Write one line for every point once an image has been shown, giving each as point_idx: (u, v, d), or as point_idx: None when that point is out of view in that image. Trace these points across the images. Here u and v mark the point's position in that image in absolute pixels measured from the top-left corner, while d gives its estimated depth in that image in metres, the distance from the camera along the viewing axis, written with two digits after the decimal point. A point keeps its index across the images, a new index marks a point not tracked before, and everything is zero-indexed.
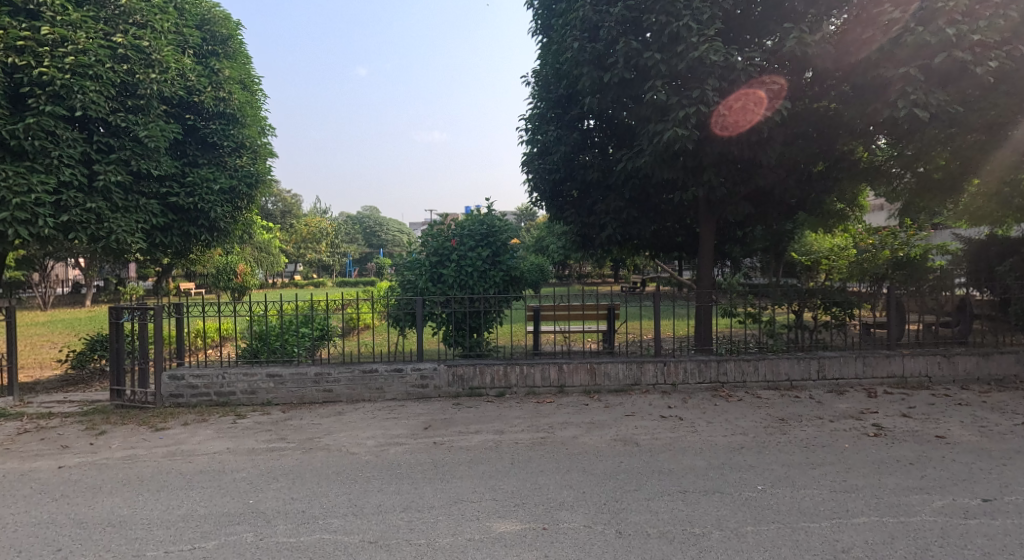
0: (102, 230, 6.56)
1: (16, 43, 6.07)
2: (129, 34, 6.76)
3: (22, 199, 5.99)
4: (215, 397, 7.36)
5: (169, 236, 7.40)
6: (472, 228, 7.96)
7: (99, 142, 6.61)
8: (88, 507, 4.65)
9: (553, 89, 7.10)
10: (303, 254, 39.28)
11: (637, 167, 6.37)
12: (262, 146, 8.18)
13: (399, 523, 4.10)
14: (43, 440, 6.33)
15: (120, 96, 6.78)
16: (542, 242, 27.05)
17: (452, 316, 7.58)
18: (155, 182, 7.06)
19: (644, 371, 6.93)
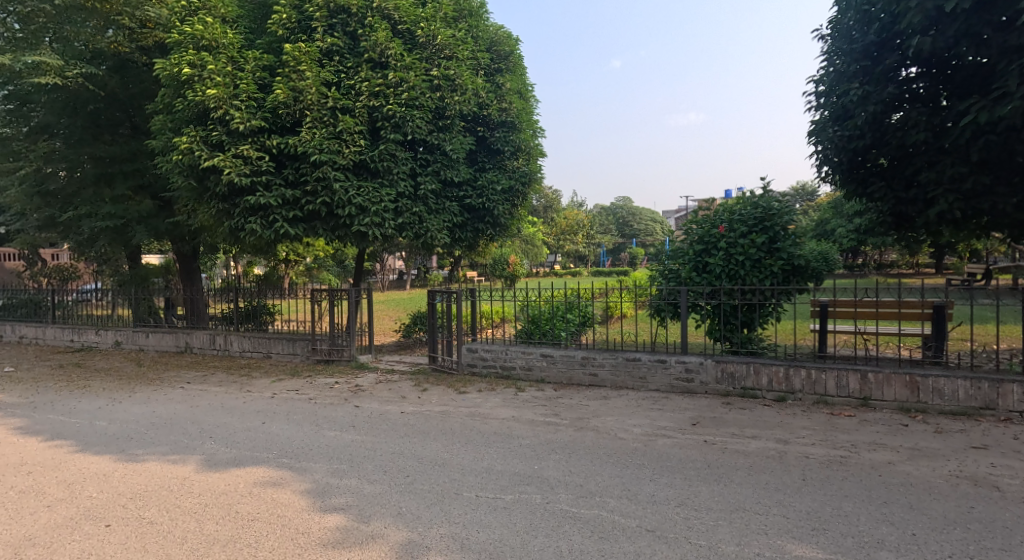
0: (422, 229, 8.51)
1: (375, 89, 8.09)
2: (442, 66, 8.50)
3: (378, 208, 8.05)
4: (500, 369, 8.11)
5: (465, 232, 9.23)
6: (744, 213, 7.18)
7: (421, 159, 8.55)
8: (423, 446, 5.70)
9: (855, 38, 5.90)
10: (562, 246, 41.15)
11: (995, 118, 5.01)
12: (535, 147, 9.53)
13: (676, 518, 3.82)
14: (394, 387, 8.23)
15: (434, 119, 8.61)
16: (825, 225, 23.77)
17: (721, 308, 6.90)
18: (457, 189, 8.85)
19: (1003, 394, 5.41)
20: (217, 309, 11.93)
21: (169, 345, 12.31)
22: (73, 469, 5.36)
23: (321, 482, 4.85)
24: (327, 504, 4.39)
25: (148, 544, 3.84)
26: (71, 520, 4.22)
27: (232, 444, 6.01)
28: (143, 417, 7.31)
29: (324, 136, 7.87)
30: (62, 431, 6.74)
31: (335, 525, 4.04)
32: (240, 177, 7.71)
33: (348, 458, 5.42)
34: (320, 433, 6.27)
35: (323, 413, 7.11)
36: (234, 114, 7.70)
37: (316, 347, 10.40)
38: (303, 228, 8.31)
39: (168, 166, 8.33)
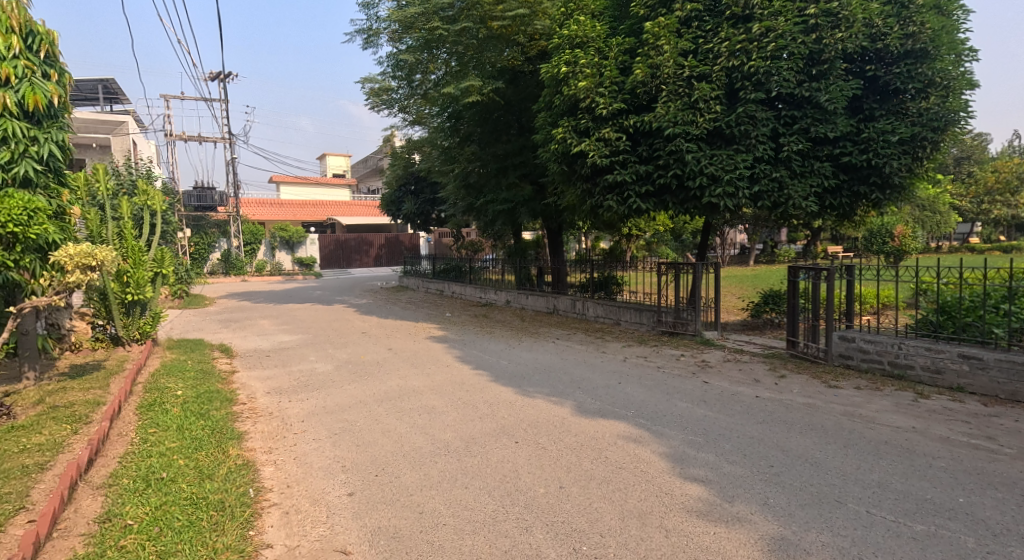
0: (782, 197, 7.90)
1: (736, 48, 7.78)
2: (820, 3, 7.54)
3: (731, 176, 7.90)
4: (890, 367, 6.85)
5: (841, 196, 8.14)
6: None
7: (786, 116, 7.88)
8: (786, 438, 5.61)
9: None
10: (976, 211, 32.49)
11: None
12: (960, 76, 7.43)
13: None
14: (741, 367, 8.25)
15: (808, 65, 7.71)
16: None
17: None
18: (831, 145, 7.82)
19: None
20: (576, 279, 15.12)
21: (542, 306, 15.78)
22: (493, 394, 8.26)
23: (677, 449, 5.62)
24: (686, 472, 5.11)
25: (544, 465, 5.54)
26: (496, 432, 6.59)
27: (597, 397, 7.79)
28: (532, 362, 10.25)
29: (678, 107, 8.06)
30: (485, 367, 9.95)
31: (696, 495, 4.68)
32: (600, 159, 8.50)
33: (703, 432, 6.02)
34: (673, 402, 7.10)
35: (672, 383, 8.17)
36: (598, 101, 8.46)
37: (660, 319, 12.07)
38: (654, 202, 8.74)
39: (546, 154, 9.66)
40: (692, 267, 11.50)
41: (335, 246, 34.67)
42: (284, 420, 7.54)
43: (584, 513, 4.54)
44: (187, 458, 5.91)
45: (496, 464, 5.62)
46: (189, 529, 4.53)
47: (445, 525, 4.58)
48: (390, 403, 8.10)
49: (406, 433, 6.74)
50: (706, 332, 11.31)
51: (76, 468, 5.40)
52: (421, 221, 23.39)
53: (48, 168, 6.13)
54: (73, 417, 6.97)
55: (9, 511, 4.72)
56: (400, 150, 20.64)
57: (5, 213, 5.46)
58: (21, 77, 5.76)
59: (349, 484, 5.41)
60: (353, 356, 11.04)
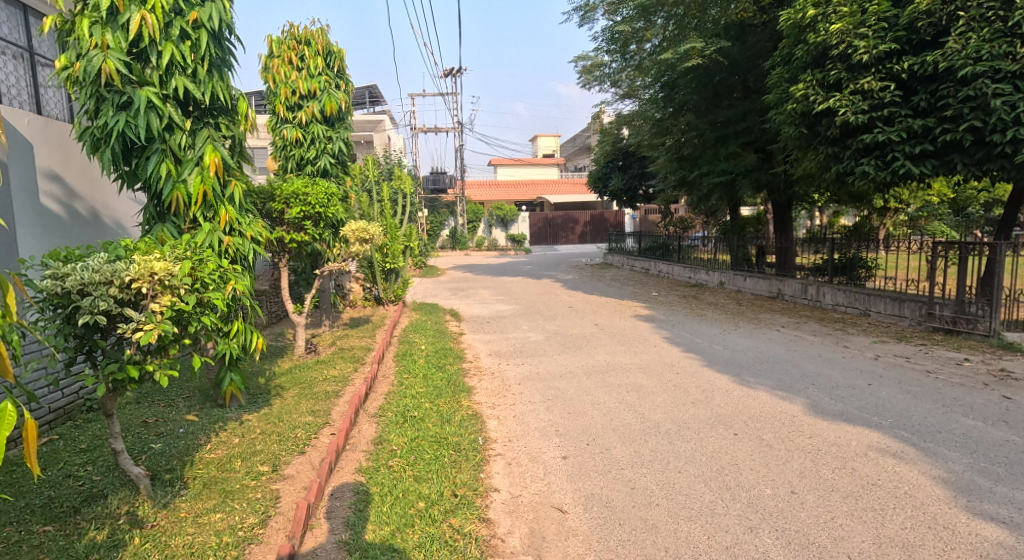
0: None
1: None
2: None
3: None
4: None
5: None
6: None
7: None
8: None
9: None
10: None
11: None
12: None
13: None
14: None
15: None
16: None
17: None
18: None
19: None
20: (809, 261, 12.58)
21: (764, 290, 13.56)
22: (707, 379, 7.07)
23: (961, 476, 4.51)
24: (977, 507, 4.09)
25: (771, 464, 4.73)
26: (712, 420, 5.67)
27: (839, 398, 6.36)
28: (751, 350, 8.60)
29: (984, 39, 6.69)
30: (696, 350, 8.64)
31: (993, 538, 3.75)
32: (856, 115, 7.52)
33: (1005, 462, 4.75)
34: (953, 417, 5.74)
35: (953, 395, 6.44)
36: (857, 45, 7.51)
37: (932, 313, 9.39)
38: (932, 164, 7.37)
39: (779, 117, 8.69)
40: (989, 246, 8.60)
41: (545, 223, 34.72)
42: (504, 380, 7.14)
43: (824, 528, 3.87)
44: (432, 402, 6.01)
45: (714, 454, 4.90)
46: (436, 462, 4.64)
47: (659, 505, 4.18)
48: (598, 376, 7.27)
49: (616, 408, 6.02)
50: (1007, 333, 8.44)
51: (359, 399, 5.87)
52: (627, 198, 21.98)
53: (338, 161, 8.23)
54: (355, 357, 7.62)
55: (315, 423, 5.24)
56: (610, 125, 19.76)
57: (315, 197, 6.65)
58: (324, 88, 7.75)
59: (564, 448, 5.07)
60: (562, 329, 10.32)
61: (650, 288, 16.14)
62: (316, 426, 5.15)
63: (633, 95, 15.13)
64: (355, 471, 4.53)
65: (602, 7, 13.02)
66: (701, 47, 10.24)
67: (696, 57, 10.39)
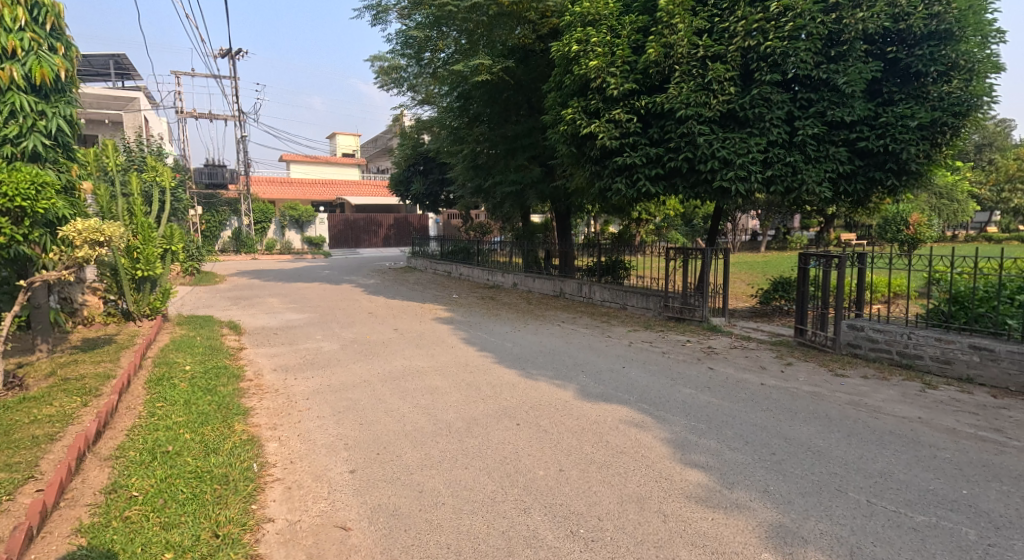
0: (795, 181, 8.72)
1: (753, 28, 8.58)
2: None
3: (743, 160, 8.71)
4: (898, 357, 8.01)
5: (855, 182, 8.84)
6: None
7: (801, 99, 8.69)
8: (790, 427, 6.18)
9: None
10: (995, 200, 32.88)
11: None
12: (981, 61, 8.17)
13: None
14: (745, 356, 9.11)
15: (826, 48, 8.47)
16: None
17: None
18: (847, 130, 8.53)
19: None
20: (584, 263, 14.67)
21: (549, 289, 15.54)
22: (496, 375, 8.26)
23: (679, 435, 5.99)
24: (687, 458, 5.47)
25: (544, 448, 5.69)
26: (498, 413, 6.66)
27: (600, 381, 8.00)
28: (536, 346, 10.02)
29: (692, 89, 8.91)
30: (489, 348, 9.95)
31: (696, 481, 5.03)
32: (610, 140, 9.36)
33: (706, 419, 6.46)
34: (677, 388, 7.63)
35: (678, 369, 8.55)
36: (609, 81, 9.35)
37: (668, 305, 11.93)
38: (664, 184, 9.60)
39: (555, 135, 10.42)
40: (701, 252, 11.25)
41: (344, 225, 34.46)
42: (288, 396, 7.35)
43: (582, 497, 4.77)
44: (194, 432, 5.73)
45: (498, 446, 5.72)
46: (193, 501, 4.50)
47: (445, 504, 4.69)
48: (395, 383, 7.92)
49: (409, 413, 6.66)
50: (714, 319, 11.15)
51: (85, 442, 5.21)
52: (429, 202, 23.09)
53: (56, 143, 6.51)
54: (84, 389, 6.67)
55: (14, 479, 4.63)
56: (411, 130, 20.69)
57: (13, 187, 5.48)
58: (28, 48, 6.03)
59: (352, 461, 5.38)
60: (358, 336, 10.96)
61: (450, 291, 17.34)
62: (12, 483, 4.56)
63: (430, 101, 16.19)
64: (70, 534, 4.12)
65: (396, 11, 13.94)
66: (489, 63, 11.56)
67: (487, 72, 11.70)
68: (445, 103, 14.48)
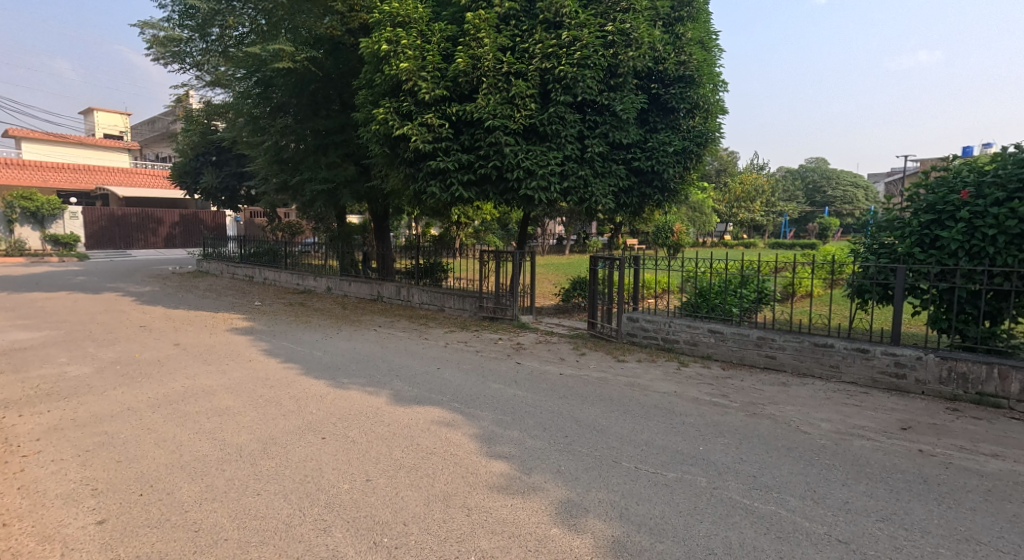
0: (586, 193, 9.22)
1: (547, 52, 8.85)
2: (617, 21, 8.85)
3: (544, 171, 8.91)
4: (664, 341, 8.38)
5: (632, 196, 9.81)
6: (1009, 170, 5.80)
7: (590, 120, 9.15)
8: (580, 410, 6.30)
9: None
10: (735, 213, 40.39)
11: None
12: (712, 102, 9.75)
13: (879, 535, 3.97)
14: (549, 348, 9.20)
15: (607, 77, 9.07)
16: None
17: (946, 299, 6.01)
18: (624, 151, 9.38)
19: None
20: (403, 264, 14.89)
21: (367, 293, 15.48)
22: (301, 387, 7.21)
23: (487, 429, 5.75)
24: (493, 451, 5.27)
25: (351, 459, 5.06)
26: (300, 429, 5.73)
27: (414, 383, 7.38)
28: (348, 353, 9.26)
29: (498, 102, 8.91)
30: (296, 359, 8.85)
31: (499, 471, 4.88)
32: (423, 144, 9.21)
33: (511, 410, 6.30)
34: (487, 384, 7.30)
35: (486, 364, 8.31)
36: (421, 85, 9.16)
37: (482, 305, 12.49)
38: (476, 190, 9.53)
39: (369, 135, 10.21)
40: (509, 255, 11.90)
41: (107, 221, 30.19)
42: (7, 440, 5.54)
43: (387, 504, 4.35)
44: None
45: (299, 464, 4.96)
46: None
47: (229, 539, 3.97)
48: (169, 407, 6.45)
49: (188, 440, 5.44)
50: (523, 316, 11.94)
51: None
52: (226, 197, 21.62)
53: None
54: None
55: None
56: (197, 114, 19.23)
57: None
58: None
59: (102, 509, 4.28)
60: (122, 356, 9.03)
61: (250, 299, 16.08)
62: None
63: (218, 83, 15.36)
64: None
65: None
66: (291, 50, 11.59)
67: (288, 58, 11.67)
68: (237, 87, 13.51)
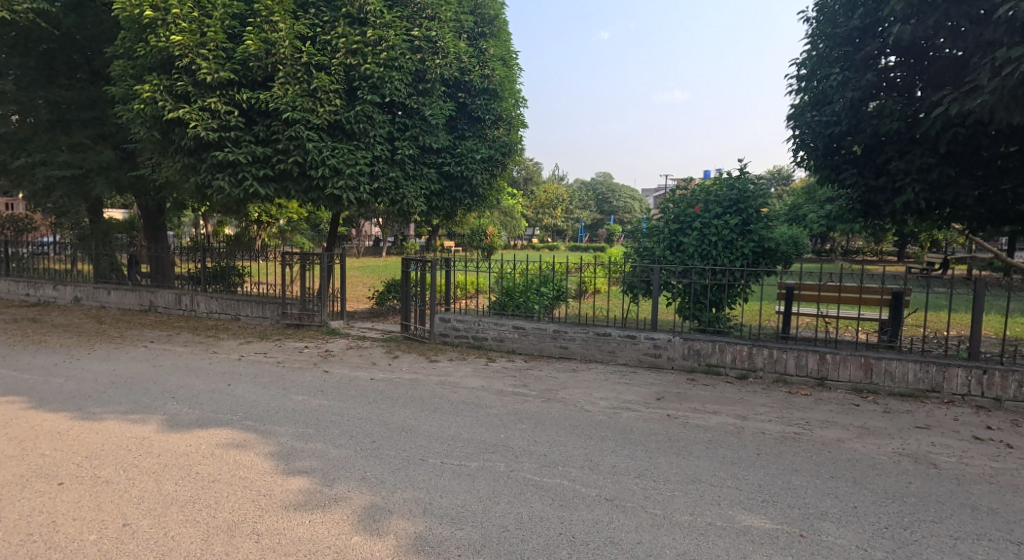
0: (398, 196, 8.57)
1: (352, 48, 8.05)
2: (423, 28, 8.41)
3: (352, 170, 8.11)
4: (472, 340, 8.27)
5: (443, 200, 9.30)
6: (720, 194, 7.35)
7: (399, 122, 8.54)
8: (389, 413, 5.47)
9: (840, 23, 6.06)
10: (541, 219, 44.06)
11: (966, 110, 5.10)
12: (516, 117, 9.63)
13: (632, 488, 3.88)
14: (362, 355, 8.00)
15: (414, 82, 8.53)
16: (797, 210, 24.69)
17: (692, 288, 7.18)
18: (434, 155, 8.90)
19: (947, 377, 5.65)
20: (183, 269, 11.50)
21: (134, 304, 11.95)
22: (30, 424, 5.07)
23: (286, 445, 4.57)
24: (291, 467, 4.16)
25: (104, 503, 3.61)
26: (24, 476, 3.99)
27: (196, 405, 5.66)
28: (103, 376, 6.84)
29: (297, 93, 7.84)
30: (22, 388, 6.30)
31: (298, 488, 3.84)
32: (207, 131, 7.74)
33: (314, 422, 5.13)
34: (287, 397, 5.94)
35: (291, 379, 6.69)
36: (200, 64, 7.62)
37: (286, 312, 10.01)
38: (274, 187, 8.31)
39: (130, 117, 8.26)
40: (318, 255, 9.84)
41: None
42: None
43: (155, 545, 3.19)
44: None
45: (15, 523, 3.38)
46: None
47: None
48: None
49: None
50: (333, 323, 9.85)
51: None
52: None
53: None
54: None
55: None
56: None
57: None
58: None
59: None
60: None
61: None
62: None
63: None
64: None
65: None
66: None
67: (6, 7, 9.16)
68: None
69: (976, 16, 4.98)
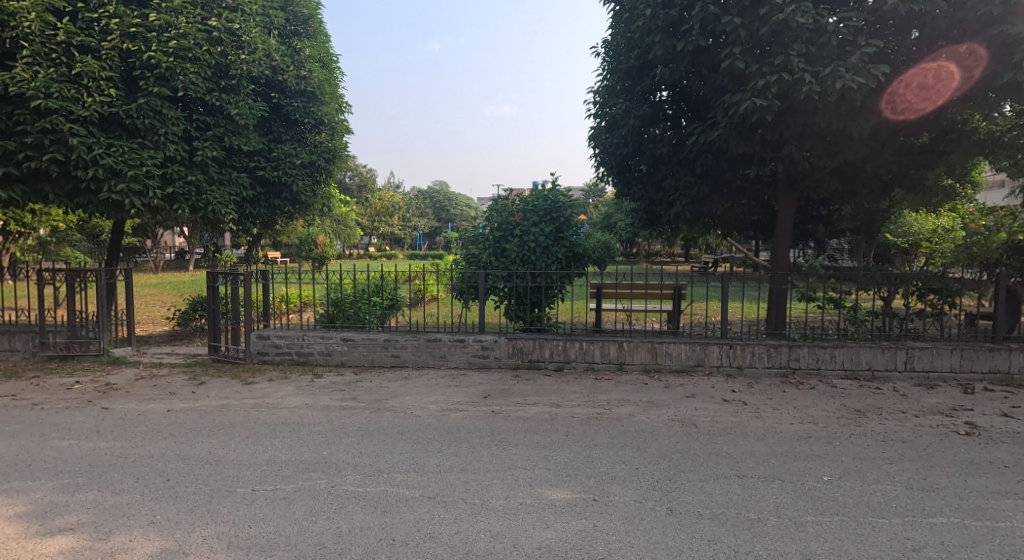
0: (200, 202, 7.65)
1: (129, 31, 7.02)
2: (222, 17, 7.67)
3: (135, 171, 7.03)
4: (296, 356, 7.95)
5: (258, 208, 8.54)
6: (536, 205, 7.93)
7: (198, 120, 7.64)
8: (190, 446, 5.10)
9: (624, 60, 7.00)
10: (377, 227, 43.12)
11: (710, 141, 6.29)
12: (339, 122, 9.21)
13: (455, 483, 4.14)
14: (155, 386, 7.19)
15: (216, 76, 7.74)
16: (610, 218, 27.04)
17: (514, 290, 7.67)
18: (246, 157, 8.13)
19: (707, 353, 6.72)
20: None
21: None
22: None
23: (42, 502, 4.03)
24: (50, 526, 3.70)
25: None
26: None
27: None
28: None
29: (51, 77, 6.61)
30: None
31: (57, 549, 3.44)
32: None
33: (88, 470, 4.59)
34: (47, 444, 5.19)
35: (53, 421, 5.85)
36: None
37: (45, 342, 8.34)
38: (22, 190, 6.95)
39: None
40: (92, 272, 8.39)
41: None
42: None
43: None
44: None
45: None
46: None
47: None
48: None
49: None
50: (115, 350, 8.49)
51: None
52: None
53: None
54: None
55: None
56: None
57: None
58: None
59: None
60: None
61: None
62: None
63: None
64: None
65: None
66: None
67: None
68: None
69: (711, 66, 6.09)
